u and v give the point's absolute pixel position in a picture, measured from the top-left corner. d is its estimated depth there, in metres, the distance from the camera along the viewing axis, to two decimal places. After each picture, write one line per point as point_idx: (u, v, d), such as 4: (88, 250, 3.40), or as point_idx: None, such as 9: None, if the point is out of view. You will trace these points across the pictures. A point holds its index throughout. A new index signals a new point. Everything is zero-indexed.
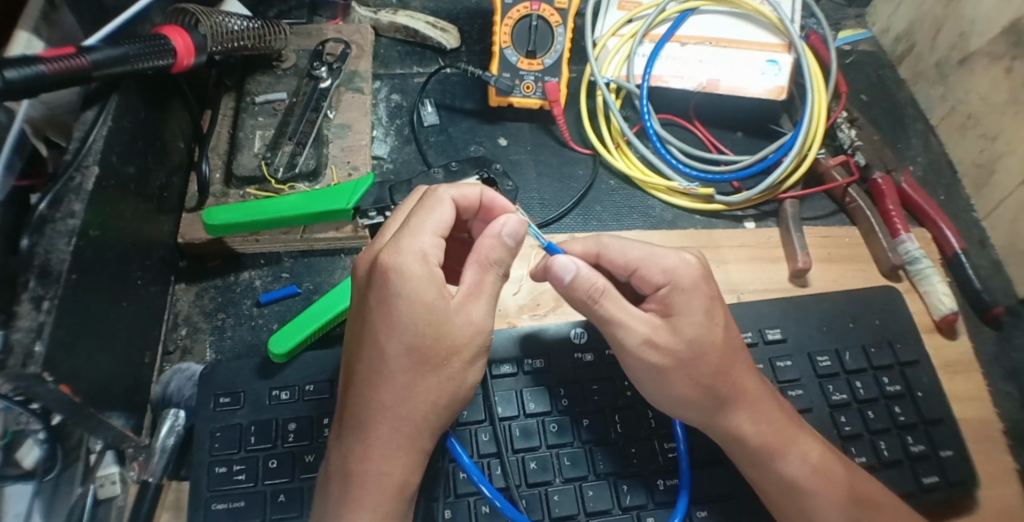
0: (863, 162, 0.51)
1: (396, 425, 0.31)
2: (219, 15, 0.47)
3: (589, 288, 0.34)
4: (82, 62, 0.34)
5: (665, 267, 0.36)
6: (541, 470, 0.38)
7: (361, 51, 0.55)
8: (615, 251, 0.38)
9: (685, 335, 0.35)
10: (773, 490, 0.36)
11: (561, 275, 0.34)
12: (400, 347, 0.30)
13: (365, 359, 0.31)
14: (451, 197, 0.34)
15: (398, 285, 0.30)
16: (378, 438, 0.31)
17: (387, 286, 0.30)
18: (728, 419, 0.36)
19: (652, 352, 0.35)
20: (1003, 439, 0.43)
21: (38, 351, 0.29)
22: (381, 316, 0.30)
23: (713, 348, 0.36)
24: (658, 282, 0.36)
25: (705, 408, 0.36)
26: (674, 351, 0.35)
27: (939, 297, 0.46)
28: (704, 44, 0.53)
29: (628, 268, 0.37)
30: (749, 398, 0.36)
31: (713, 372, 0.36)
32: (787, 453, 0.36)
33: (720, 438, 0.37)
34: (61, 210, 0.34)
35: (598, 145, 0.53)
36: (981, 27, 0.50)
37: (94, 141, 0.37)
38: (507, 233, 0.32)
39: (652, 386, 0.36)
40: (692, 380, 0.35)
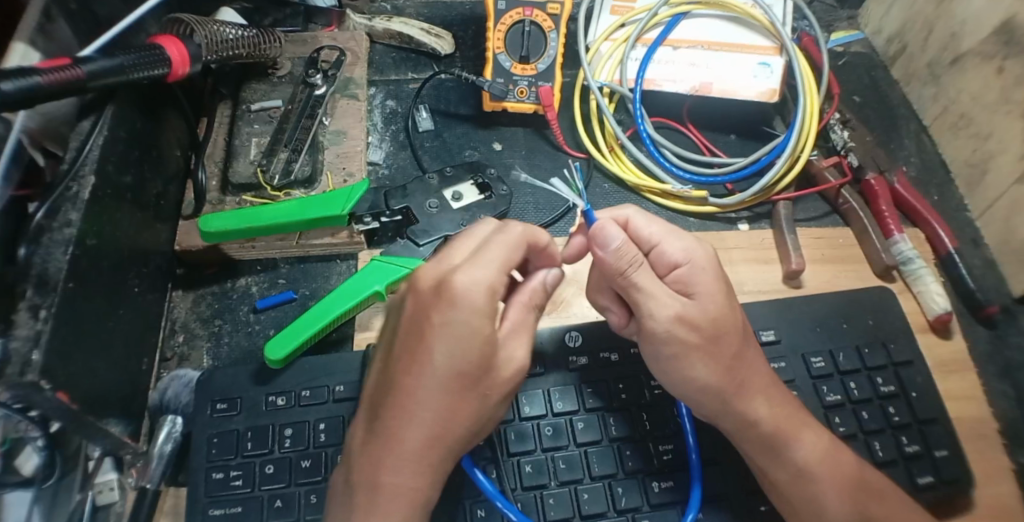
0: (855, 162, 0.52)
1: (391, 429, 0.31)
2: (214, 24, 0.48)
3: (629, 259, 0.33)
4: (78, 73, 0.34)
5: (687, 246, 0.36)
6: (536, 473, 0.38)
7: (356, 57, 0.56)
8: (641, 223, 0.36)
9: (710, 312, 0.35)
10: (784, 480, 0.36)
11: (605, 242, 0.33)
12: (454, 379, 0.30)
13: (418, 384, 0.30)
14: (523, 232, 0.34)
15: (467, 317, 0.30)
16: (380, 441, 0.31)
17: (456, 315, 0.29)
18: (746, 404, 0.36)
19: (682, 327, 0.34)
20: (997, 438, 0.43)
21: (35, 360, 0.29)
22: (440, 343, 0.30)
23: (733, 330, 0.36)
24: (678, 261, 0.36)
25: (725, 393, 0.36)
26: (703, 329, 0.35)
27: (932, 297, 0.46)
28: (696, 48, 0.54)
29: (648, 243, 0.36)
30: (763, 388, 0.37)
31: (735, 352, 0.36)
32: (800, 440, 0.36)
33: (733, 426, 0.37)
34: (57, 220, 0.34)
35: (592, 149, 0.53)
36: (972, 27, 0.50)
37: (90, 151, 0.37)
38: (548, 282, 0.36)
39: (673, 364, 0.36)
40: (716, 363, 0.35)
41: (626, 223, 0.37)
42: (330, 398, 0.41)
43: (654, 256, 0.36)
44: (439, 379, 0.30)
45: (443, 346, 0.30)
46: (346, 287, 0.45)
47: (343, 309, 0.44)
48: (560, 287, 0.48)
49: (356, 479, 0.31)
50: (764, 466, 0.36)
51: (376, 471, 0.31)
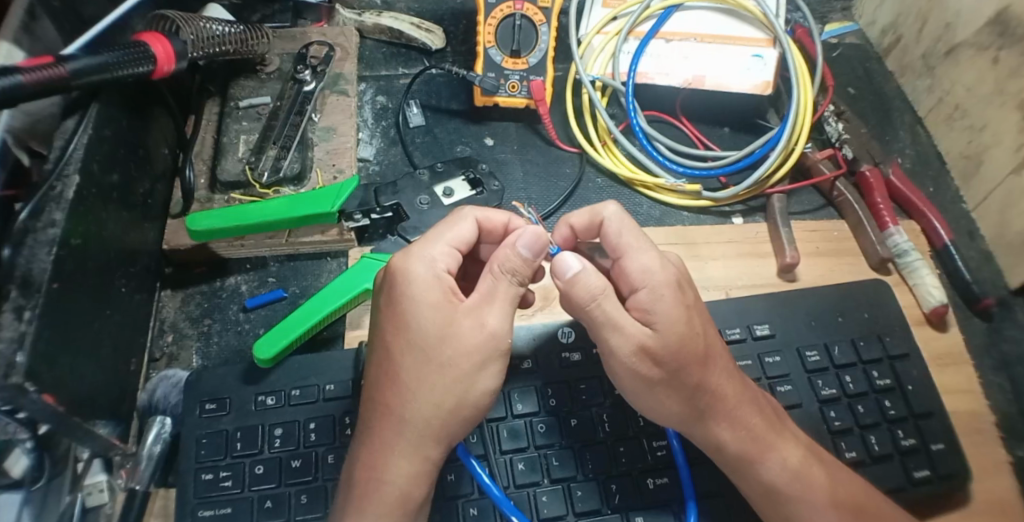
0: (850, 155, 0.51)
1: (389, 427, 0.31)
2: (200, 20, 0.47)
3: (591, 289, 0.32)
4: (61, 71, 0.33)
5: (645, 266, 0.34)
6: (529, 471, 0.37)
7: (346, 53, 0.55)
8: (612, 232, 0.36)
9: (670, 340, 0.33)
10: (755, 492, 0.36)
11: (564, 271, 0.33)
12: (409, 350, 0.31)
13: (379, 365, 0.32)
14: (474, 216, 0.36)
15: (405, 282, 0.32)
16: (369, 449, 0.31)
17: (399, 286, 0.32)
18: (706, 430, 0.35)
19: (644, 360, 0.33)
20: (995, 431, 0.42)
21: (19, 362, 0.29)
22: (391, 317, 0.32)
23: (695, 357, 0.34)
24: (636, 285, 0.34)
25: (684, 418, 0.35)
26: (662, 362, 0.33)
27: (928, 290, 0.45)
28: (690, 41, 0.53)
29: (616, 252, 0.35)
30: (729, 407, 0.35)
31: (696, 382, 0.34)
32: (771, 457, 0.35)
33: (703, 445, 0.36)
34: (42, 220, 0.34)
35: (585, 144, 0.52)
36: (967, 17, 0.49)
37: (75, 149, 0.36)
38: (524, 246, 0.31)
39: (640, 395, 0.35)
40: (674, 392, 0.34)
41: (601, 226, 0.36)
42: (320, 397, 0.40)
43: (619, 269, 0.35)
44: (392, 353, 0.31)
45: (397, 317, 0.31)
46: (336, 285, 0.45)
47: (335, 307, 0.44)
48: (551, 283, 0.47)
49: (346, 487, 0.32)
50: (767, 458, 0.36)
51: (372, 483, 0.30)
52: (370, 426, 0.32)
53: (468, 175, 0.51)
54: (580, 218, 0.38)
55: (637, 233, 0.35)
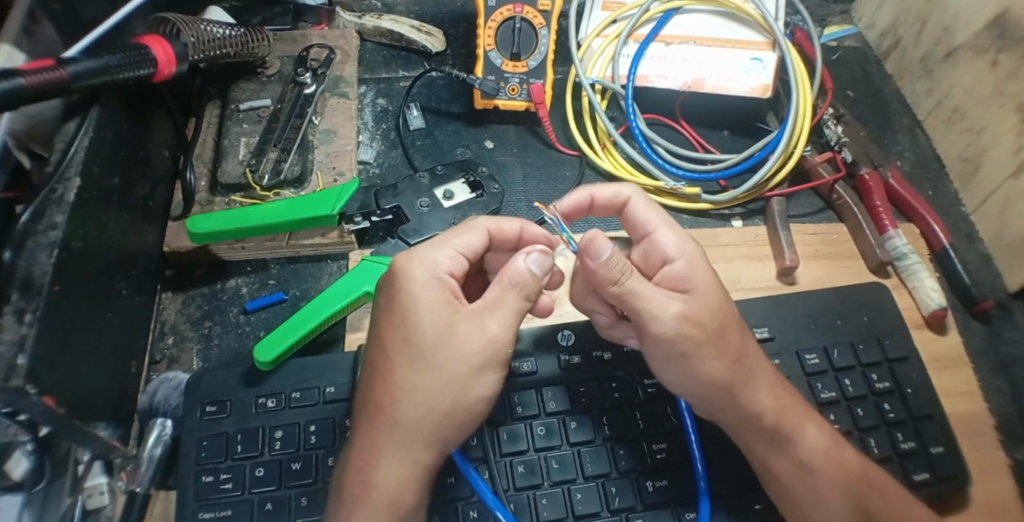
0: (850, 158, 0.51)
1: (390, 430, 0.31)
2: (201, 23, 0.47)
3: (622, 268, 0.32)
4: (62, 74, 0.34)
5: (677, 241, 0.37)
6: (529, 474, 0.38)
7: (346, 56, 0.55)
8: (639, 209, 0.38)
9: (708, 306, 0.34)
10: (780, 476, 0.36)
11: (596, 255, 0.31)
12: (405, 347, 0.31)
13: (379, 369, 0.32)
14: (485, 225, 0.36)
15: (410, 286, 0.32)
16: (383, 447, 0.31)
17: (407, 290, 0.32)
18: (751, 396, 0.36)
19: (687, 324, 0.33)
20: (994, 433, 0.42)
21: (20, 365, 0.29)
22: (395, 318, 0.32)
23: (732, 324, 0.35)
24: (670, 256, 0.36)
25: (734, 379, 0.35)
26: (706, 323, 0.34)
27: (927, 293, 0.45)
28: (689, 44, 0.53)
29: (643, 229, 0.38)
30: (763, 379, 0.37)
31: (737, 346, 0.35)
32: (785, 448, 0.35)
33: (740, 420, 0.36)
34: (42, 222, 0.34)
35: (584, 147, 0.52)
36: (965, 20, 0.50)
37: (75, 152, 0.37)
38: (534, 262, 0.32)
39: (681, 365, 0.35)
40: (723, 355, 0.35)
41: (626, 204, 0.38)
42: (320, 399, 0.40)
43: (649, 244, 0.37)
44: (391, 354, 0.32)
45: (401, 320, 0.32)
46: (338, 287, 0.45)
47: (337, 309, 0.44)
48: None
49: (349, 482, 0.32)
50: (768, 454, 0.36)
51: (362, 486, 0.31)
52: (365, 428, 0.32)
53: (468, 180, 0.51)
54: (602, 191, 0.39)
55: (663, 211, 0.37)
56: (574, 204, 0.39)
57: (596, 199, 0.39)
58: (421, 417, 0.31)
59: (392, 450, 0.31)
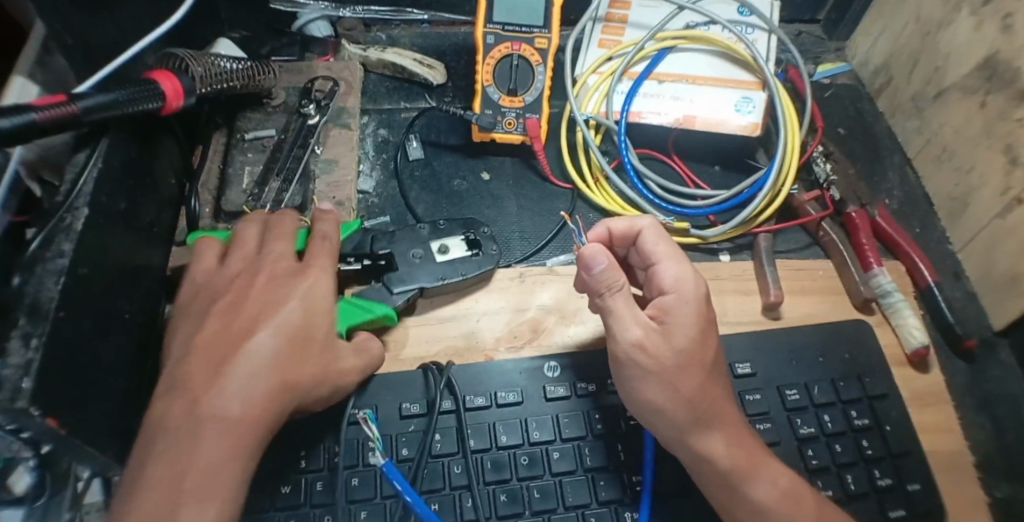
0: (838, 196, 0.52)
1: (232, 381, 0.34)
2: (209, 57, 0.49)
3: (609, 284, 0.37)
4: (73, 108, 0.36)
5: (678, 276, 0.39)
6: (511, 502, 0.39)
7: (350, 87, 0.57)
8: (649, 240, 0.41)
9: (676, 346, 0.37)
10: (741, 517, 0.36)
11: (592, 264, 0.36)
12: (280, 326, 0.37)
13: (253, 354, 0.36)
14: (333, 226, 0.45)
15: (304, 289, 0.39)
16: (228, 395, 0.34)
17: (316, 304, 0.39)
18: (701, 441, 0.36)
19: (640, 353, 0.37)
20: (974, 472, 0.43)
21: (25, 388, 0.30)
22: (277, 296, 0.38)
23: (698, 363, 0.37)
24: (667, 290, 0.39)
25: (682, 423, 0.36)
26: (662, 356, 0.37)
27: (910, 331, 0.46)
28: (682, 82, 0.55)
29: (651, 260, 0.41)
30: (725, 421, 0.37)
31: (694, 387, 0.37)
32: (756, 479, 0.36)
33: (689, 459, 0.37)
34: (50, 250, 0.36)
35: (578, 181, 0.54)
36: (956, 60, 0.51)
37: (84, 183, 0.39)
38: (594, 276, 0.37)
39: (629, 386, 0.38)
40: (673, 391, 0.36)
41: (638, 235, 0.41)
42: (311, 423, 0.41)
43: (652, 273, 0.40)
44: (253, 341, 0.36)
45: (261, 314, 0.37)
46: None
47: None
48: (542, 316, 0.48)
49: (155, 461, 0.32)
50: (722, 496, 0.36)
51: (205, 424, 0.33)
52: (199, 374, 0.35)
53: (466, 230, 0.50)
54: (618, 223, 0.41)
55: (672, 246, 0.40)
56: (591, 236, 0.42)
57: (612, 229, 0.42)
58: (262, 378, 0.35)
59: (232, 432, 0.33)
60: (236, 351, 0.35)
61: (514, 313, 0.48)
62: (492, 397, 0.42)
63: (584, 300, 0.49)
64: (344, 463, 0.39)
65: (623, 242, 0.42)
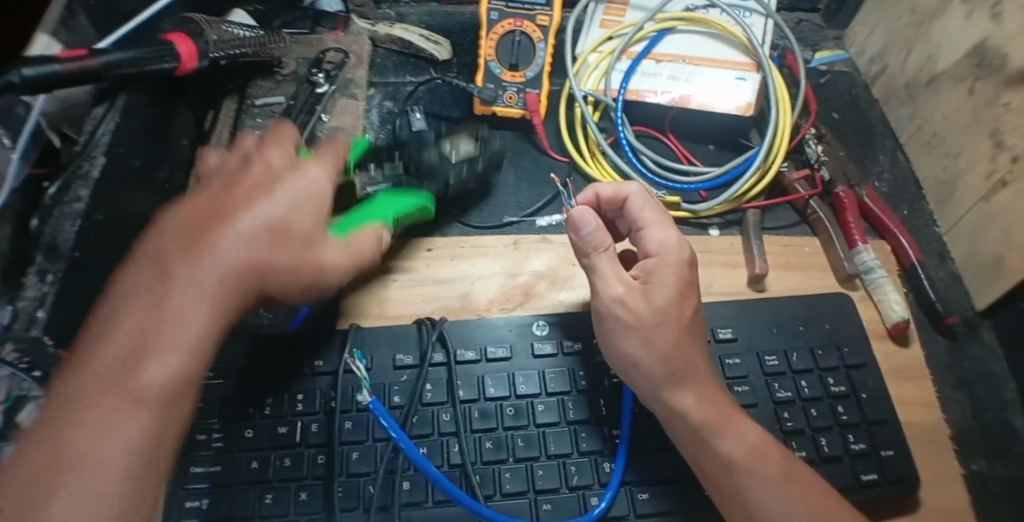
0: (827, 176, 0.53)
1: (196, 254, 0.31)
2: (224, 24, 0.51)
3: (595, 244, 0.39)
4: (93, 63, 0.38)
5: (662, 241, 0.40)
6: (496, 449, 0.40)
7: (359, 60, 0.59)
8: (636, 206, 0.42)
9: (658, 306, 0.39)
10: (711, 470, 0.37)
11: (578, 225, 0.39)
12: (256, 214, 0.33)
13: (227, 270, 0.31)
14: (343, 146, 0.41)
15: (299, 184, 0.35)
16: (180, 272, 0.31)
17: (310, 198, 0.35)
18: (673, 396, 0.38)
19: (619, 308, 0.39)
20: (948, 443, 0.44)
21: (39, 318, 0.34)
22: (269, 185, 0.35)
23: (672, 318, 0.39)
24: (651, 253, 0.40)
25: (657, 378, 0.38)
26: (642, 311, 0.39)
27: (890, 306, 0.47)
28: (679, 61, 0.57)
29: (637, 224, 0.42)
30: (697, 379, 0.39)
31: (670, 342, 0.38)
32: (727, 433, 0.37)
33: (664, 414, 0.39)
34: (68, 195, 0.38)
35: (575, 154, 0.56)
36: (948, 49, 0.52)
37: (101, 135, 0.41)
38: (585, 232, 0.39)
39: (610, 338, 0.40)
40: (651, 348, 0.38)
41: (626, 201, 0.42)
42: (310, 371, 0.43)
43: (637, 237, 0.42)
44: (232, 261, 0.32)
45: (243, 199, 0.34)
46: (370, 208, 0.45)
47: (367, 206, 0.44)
48: (533, 281, 0.50)
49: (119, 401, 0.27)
50: (693, 450, 0.38)
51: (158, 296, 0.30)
52: (171, 244, 0.32)
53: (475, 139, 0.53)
54: (606, 188, 0.43)
55: (659, 211, 0.41)
56: (581, 200, 0.44)
57: (600, 195, 0.43)
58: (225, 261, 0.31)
59: (182, 314, 0.30)
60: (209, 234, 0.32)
61: (507, 277, 0.50)
62: (481, 351, 0.44)
63: (575, 268, 0.51)
64: (339, 407, 0.41)
65: (612, 208, 0.44)
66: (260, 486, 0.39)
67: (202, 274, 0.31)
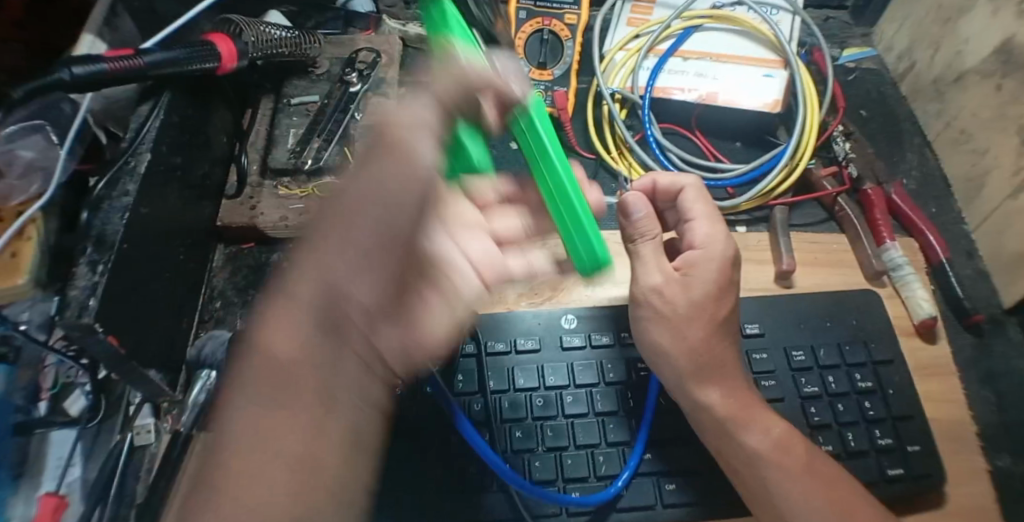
0: (855, 173, 0.53)
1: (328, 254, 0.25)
2: (262, 25, 0.53)
3: (641, 232, 0.40)
4: (138, 62, 0.40)
5: (710, 236, 0.41)
6: (525, 438, 0.41)
7: (390, 59, 0.60)
8: (689, 199, 0.43)
9: (696, 299, 0.40)
10: (735, 462, 0.38)
11: (629, 210, 0.39)
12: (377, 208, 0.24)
13: (305, 313, 0.24)
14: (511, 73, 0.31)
15: (399, 158, 0.25)
16: (309, 279, 0.24)
17: (377, 185, 0.25)
18: (700, 390, 0.39)
19: (656, 296, 0.40)
20: (975, 439, 0.44)
21: (92, 305, 0.35)
22: (398, 149, 0.25)
23: (705, 313, 0.40)
24: (696, 247, 0.41)
25: (686, 371, 0.39)
26: (677, 303, 0.40)
27: (919, 302, 0.47)
28: (705, 59, 0.57)
29: (687, 216, 0.43)
30: (724, 374, 0.40)
31: (702, 336, 0.39)
32: (750, 426, 0.38)
33: (690, 408, 0.40)
34: (116, 190, 0.40)
35: (602, 152, 0.56)
36: (974, 46, 0.52)
37: (147, 132, 0.43)
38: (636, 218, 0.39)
39: (641, 329, 0.41)
40: (684, 340, 0.39)
41: (680, 193, 0.43)
42: None
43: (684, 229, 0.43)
44: (317, 293, 0.24)
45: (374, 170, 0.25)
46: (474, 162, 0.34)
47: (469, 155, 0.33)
48: None
49: (254, 458, 0.23)
50: (718, 442, 0.39)
51: (293, 316, 0.24)
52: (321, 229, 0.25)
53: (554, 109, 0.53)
54: (663, 178, 0.44)
55: (711, 207, 0.42)
56: (636, 186, 0.45)
57: (657, 184, 0.44)
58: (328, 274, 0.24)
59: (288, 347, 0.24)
60: (340, 228, 0.24)
61: None
62: (512, 343, 0.45)
63: None
64: None
65: (667, 199, 0.45)
66: None
67: (318, 294, 0.24)
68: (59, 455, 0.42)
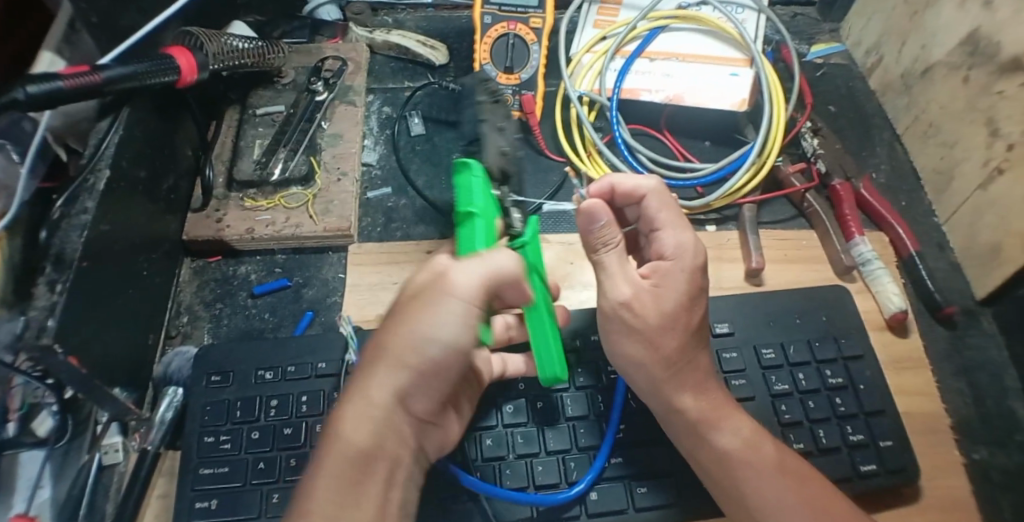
0: (824, 169, 0.54)
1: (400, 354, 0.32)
2: (222, 36, 0.52)
3: (606, 241, 0.37)
4: (95, 78, 0.39)
5: (678, 243, 0.40)
6: (495, 446, 0.41)
7: (357, 67, 0.61)
8: (654, 207, 0.41)
9: (663, 308, 0.38)
10: (708, 465, 0.38)
11: (594, 219, 0.36)
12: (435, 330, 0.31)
13: (375, 426, 0.32)
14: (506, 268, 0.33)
15: (458, 297, 0.32)
16: (375, 383, 0.32)
17: (445, 339, 0.32)
18: (674, 393, 0.39)
19: (625, 310, 0.38)
20: (949, 432, 0.44)
21: (50, 325, 0.33)
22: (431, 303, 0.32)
23: (680, 322, 0.38)
24: (665, 256, 0.40)
25: (657, 374, 0.39)
26: (648, 315, 0.38)
27: (889, 296, 0.47)
28: (672, 60, 0.57)
29: (654, 224, 0.41)
30: (696, 378, 0.39)
31: (675, 347, 0.38)
32: (723, 427, 0.38)
33: (663, 411, 0.39)
34: (75, 207, 0.39)
35: (571, 154, 0.56)
36: (942, 37, 0.52)
37: (106, 148, 0.42)
38: (596, 229, 0.37)
39: (611, 340, 0.40)
40: (653, 348, 0.38)
41: (642, 199, 0.42)
42: (313, 373, 0.44)
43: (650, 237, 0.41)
44: (392, 402, 0.32)
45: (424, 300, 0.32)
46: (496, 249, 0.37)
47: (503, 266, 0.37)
48: None
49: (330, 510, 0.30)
50: (692, 444, 0.38)
51: (369, 404, 0.32)
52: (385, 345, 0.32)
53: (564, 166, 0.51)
54: (624, 181, 0.42)
55: (677, 213, 0.41)
56: (595, 192, 0.42)
57: (617, 187, 0.42)
58: (410, 350, 0.32)
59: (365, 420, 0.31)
60: (410, 343, 0.32)
61: None
62: None
63: (573, 266, 0.51)
64: None
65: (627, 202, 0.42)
66: (266, 485, 0.40)
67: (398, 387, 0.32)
68: (29, 477, 0.40)
